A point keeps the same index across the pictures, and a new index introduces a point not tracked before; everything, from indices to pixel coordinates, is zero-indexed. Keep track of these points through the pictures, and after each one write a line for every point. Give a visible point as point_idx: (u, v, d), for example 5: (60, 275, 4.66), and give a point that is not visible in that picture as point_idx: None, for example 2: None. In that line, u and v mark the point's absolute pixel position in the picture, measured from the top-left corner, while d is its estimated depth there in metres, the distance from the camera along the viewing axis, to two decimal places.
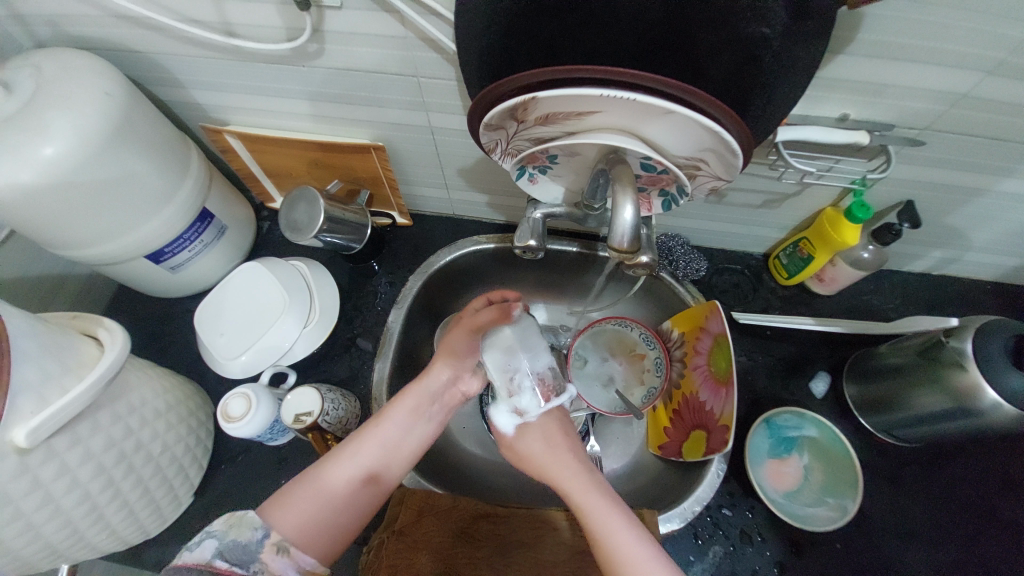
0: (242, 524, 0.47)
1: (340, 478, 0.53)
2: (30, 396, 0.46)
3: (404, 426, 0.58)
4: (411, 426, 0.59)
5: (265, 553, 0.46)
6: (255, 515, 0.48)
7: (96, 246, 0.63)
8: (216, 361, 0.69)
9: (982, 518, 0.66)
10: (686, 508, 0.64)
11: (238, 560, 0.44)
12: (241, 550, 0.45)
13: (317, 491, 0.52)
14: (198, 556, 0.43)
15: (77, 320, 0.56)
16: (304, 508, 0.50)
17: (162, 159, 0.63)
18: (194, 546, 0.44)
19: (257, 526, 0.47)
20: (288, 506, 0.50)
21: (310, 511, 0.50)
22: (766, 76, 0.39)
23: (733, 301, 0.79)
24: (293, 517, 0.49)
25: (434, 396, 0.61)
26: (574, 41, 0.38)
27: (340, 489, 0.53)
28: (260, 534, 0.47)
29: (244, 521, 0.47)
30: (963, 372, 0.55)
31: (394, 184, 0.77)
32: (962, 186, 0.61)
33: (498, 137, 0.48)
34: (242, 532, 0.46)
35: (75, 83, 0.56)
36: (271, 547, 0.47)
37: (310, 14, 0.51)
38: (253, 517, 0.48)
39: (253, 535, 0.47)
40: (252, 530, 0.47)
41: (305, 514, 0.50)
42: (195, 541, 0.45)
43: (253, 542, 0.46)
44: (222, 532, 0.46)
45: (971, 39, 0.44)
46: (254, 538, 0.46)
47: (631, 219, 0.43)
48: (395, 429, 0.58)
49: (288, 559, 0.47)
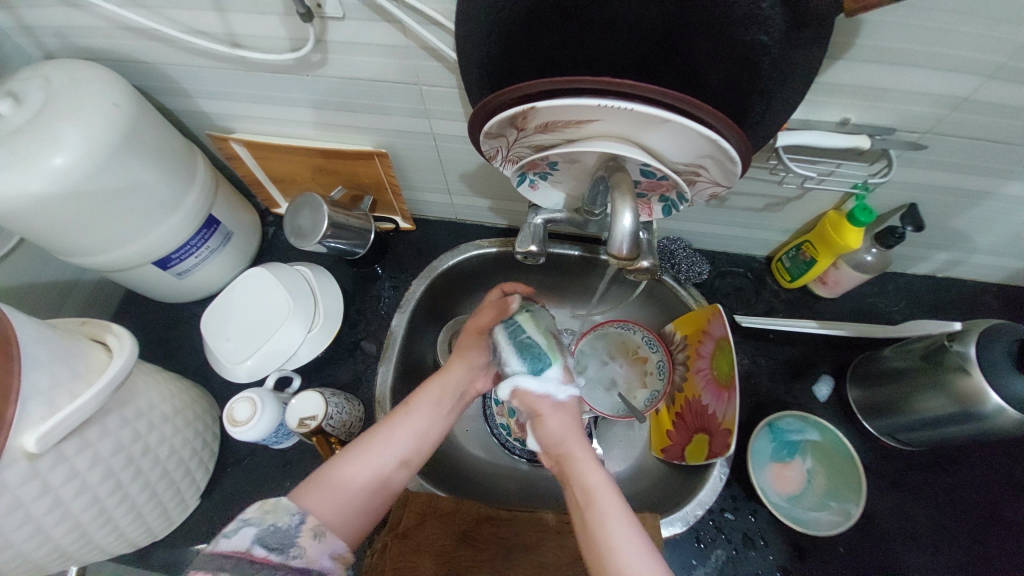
0: (277, 510, 0.47)
1: (370, 465, 0.54)
2: (40, 402, 0.47)
3: (429, 418, 0.59)
4: (434, 419, 0.59)
5: (302, 538, 0.46)
6: (290, 501, 0.48)
7: (105, 253, 0.64)
8: (222, 366, 0.70)
9: (987, 520, 0.65)
10: (689, 512, 0.64)
11: (277, 546, 0.44)
12: (280, 535, 0.45)
13: (346, 479, 0.52)
14: (237, 543, 0.43)
15: (86, 325, 0.57)
16: (336, 495, 0.50)
17: (169, 167, 0.64)
18: (231, 534, 0.44)
19: (293, 512, 0.47)
20: (318, 492, 0.50)
21: (342, 499, 0.51)
22: (764, 84, 0.40)
23: (736, 304, 0.79)
24: (326, 503, 0.49)
25: (455, 391, 0.62)
26: (573, 51, 0.39)
27: (371, 476, 0.53)
28: (297, 520, 0.47)
29: (279, 507, 0.47)
30: (966, 375, 0.55)
31: (397, 189, 0.78)
32: (966, 190, 0.60)
33: (498, 144, 0.48)
34: (278, 518, 0.46)
35: (84, 93, 0.57)
36: (308, 532, 0.47)
37: (313, 25, 0.52)
38: (288, 504, 0.48)
39: (290, 521, 0.47)
40: (288, 516, 0.47)
41: (335, 502, 0.50)
42: (231, 528, 0.44)
43: (291, 528, 0.46)
44: (258, 519, 0.46)
45: (970, 44, 0.44)
46: (292, 524, 0.46)
47: (630, 226, 0.43)
48: (422, 420, 0.58)
49: (323, 544, 0.47)
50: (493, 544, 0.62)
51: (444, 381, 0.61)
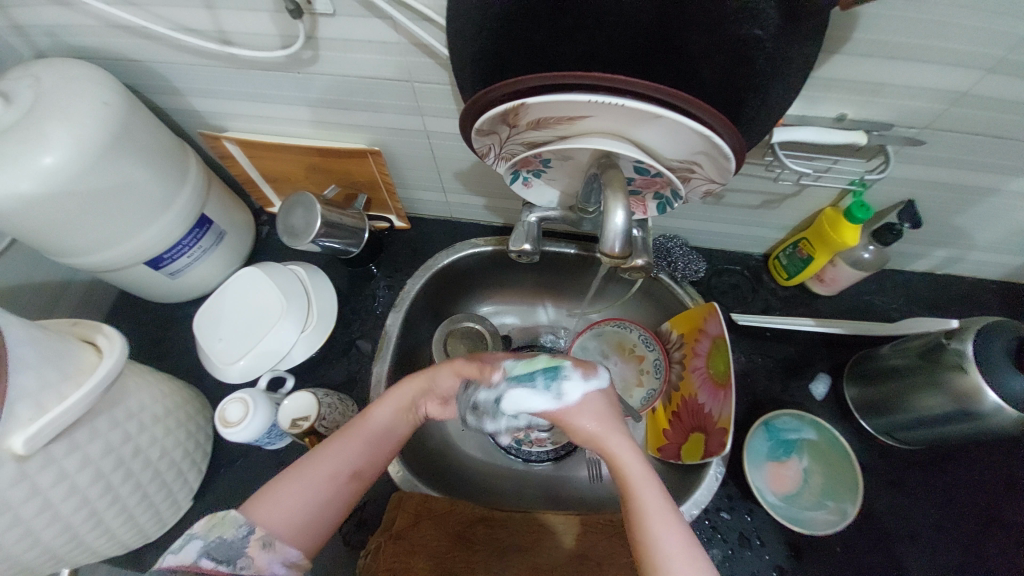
0: (224, 522, 0.47)
1: (323, 472, 0.52)
2: (29, 404, 0.47)
3: (389, 424, 0.58)
4: (391, 424, 0.58)
5: (250, 549, 0.46)
6: (238, 513, 0.48)
7: (96, 253, 0.64)
8: (215, 366, 0.70)
9: (985, 519, 0.65)
10: (684, 511, 0.64)
11: (223, 557, 0.44)
12: (227, 546, 0.45)
13: (303, 485, 0.51)
14: (183, 558, 0.44)
15: (77, 326, 0.57)
16: (291, 501, 0.50)
17: (161, 165, 0.64)
18: (179, 549, 0.45)
19: (240, 523, 0.47)
20: (271, 501, 0.49)
21: (298, 506, 0.50)
22: (759, 78, 0.39)
23: (733, 302, 0.79)
24: (278, 511, 0.49)
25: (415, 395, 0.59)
26: (566, 45, 0.38)
27: (325, 483, 0.52)
28: (244, 532, 0.47)
29: (226, 518, 0.47)
30: (963, 374, 0.55)
31: (391, 188, 0.77)
32: (965, 186, 0.60)
33: (490, 141, 0.48)
34: (226, 530, 0.46)
35: (73, 93, 0.56)
36: (257, 543, 0.46)
37: (303, 21, 0.52)
38: (235, 515, 0.47)
39: (237, 532, 0.46)
40: (236, 527, 0.47)
41: (293, 509, 0.50)
42: (179, 543, 0.45)
43: (238, 539, 0.46)
44: (205, 533, 0.46)
45: (969, 38, 0.43)
46: (237, 535, 0.46)
47: (622, 225, 0.43)
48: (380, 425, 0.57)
49: (273, 552, 0.46)
50: (488, 545, 0.62)
51: (406, 392, 0.59)
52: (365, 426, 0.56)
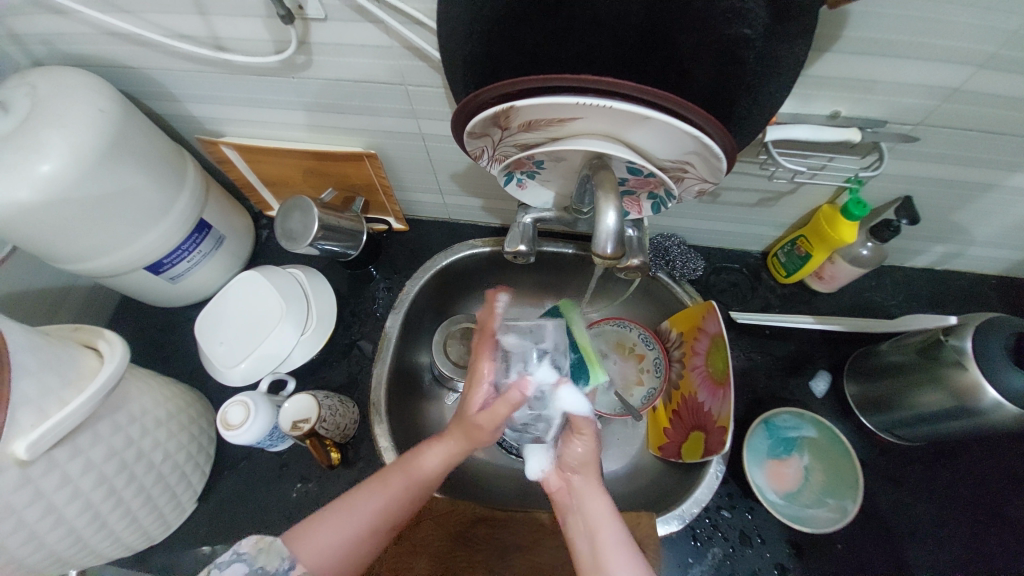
0: (270, 551, 0.49)
1: (363, 520, 0.51)
2: (30, 409, 0.47)
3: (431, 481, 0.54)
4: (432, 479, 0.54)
5: None
6: (282, 544, 0.49)
7: (97, 260, 0.64)
8: (216, 370, 0.70)
9: (987, 515, 0.65)
10: (684, 509, 0.64)
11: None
12: None
13: (340, 524, 0.50)
14: None
15: (78, 331, 0.57)
16: (329, 542, 0.49)
17: (159, 171, 0.64)
18: (225, 567, 0.48)
19: (284, 557, 0.48)
20: (310, 537, 0.49)
21: (340, 550, 0.49)
22: (749, 78, 0.39)
23: (731, 300, 0.78)
24: (320, 549, 0.49)
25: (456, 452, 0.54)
26: (555, 48, 0.38)
27: (363, 530, 0.51)
28: (285, 565, 0.48)
29: (272, 547, 0.49)
30: (963, 371, 0.55)
31: (389, 190, 0.78)
32: (962, 181, 0.60)
33: (483, 143, 0.48)
34: (270, 560, 0.48)
35: (71, 100, 0.57)
36: None
37: (295, 27, 0.52)
38: (280, 546, 0.49)
39: (279, 565, 0.48)
40: (279, 560, 0.48)
41: (337, 549, 0.49)
42: (226, 559, 0.48)
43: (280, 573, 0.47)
44: (251, 556, 0.48)
45: (961, 34, 0.43)
46: (279, 568, 0.48)
47: (615, 225, 0.43)
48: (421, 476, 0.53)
49: None
50: (489, 545, 0.62)
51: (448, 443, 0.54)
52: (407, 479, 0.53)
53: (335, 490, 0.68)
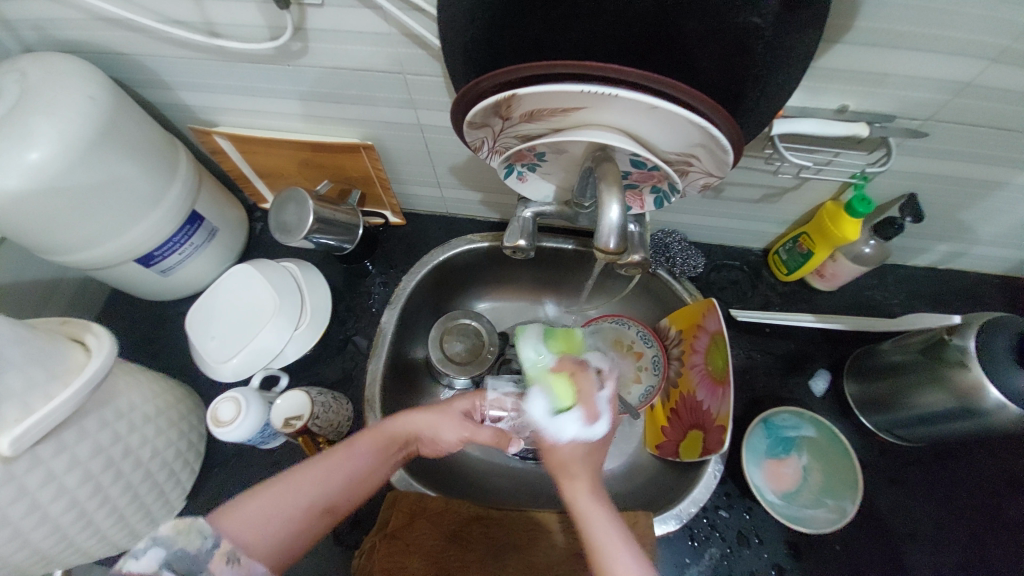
0: (190, 531, 0.42)
1: (301, 498, 0.49)
2: (14, 404, 0.46)
3: (370, 467, 0.54)
4: (375, 465, 0.55)
5: (214, 564, 0.42)
6: (205, 521, 0.44)
7: (85, 251, 0.63)
8: (207, 364, 0.69)
9: (986, 516, 0.64)
10: (682, 509, 0.63)
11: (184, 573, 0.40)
12: (189, 561, 0.41)
13: (273, 500, 0.48)
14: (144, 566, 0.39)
15: (66, 324, 0.56)
16: (262, 516, 0.47)
17: (150, 161, 0.63)
18: (138, 556, 0.40)
19: (207, 535, 0.43)
20: (240, 511, 0.47)
21: (271, 522, 0.47)
22: (758, 69, 0.38)
23: (732, 298, 0.78)
24: (249, 523, 0.46)
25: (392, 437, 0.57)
26: (559, 36, 0.37)
27: (299, 509, 0.49)
28: (210, 544, 0.43)
29: (193, 526, 0.43)
30: (966, 370, 0.54)
31: (386, 183, 0.76)
32: (967, 179, 0.59)
33: (483, 134, 0.47)
34: (191, 540, 0.42)
35: (61, 86, 0.55)
36: (221, 557, 0.43)
37: (291, 12, 0.50)
38: (202, 524, 0.43)
39: (203, 544, 0.42)
40: (203, 538, 0.43)
41: (264, 520, 0.47)
42: (140, 548, 0.40)
43: (202, 552, 0.42)
44: (169, 538, 0.41)
45: (972, 27, 0.42)
46: (203, 548, 0.42)
47: (617, 219, 0.42)
48: (362, 462, 0.54)
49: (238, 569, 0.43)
50: (484, 544, 0.62)
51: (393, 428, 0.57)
52: (347, 461, 0.53)
53: None
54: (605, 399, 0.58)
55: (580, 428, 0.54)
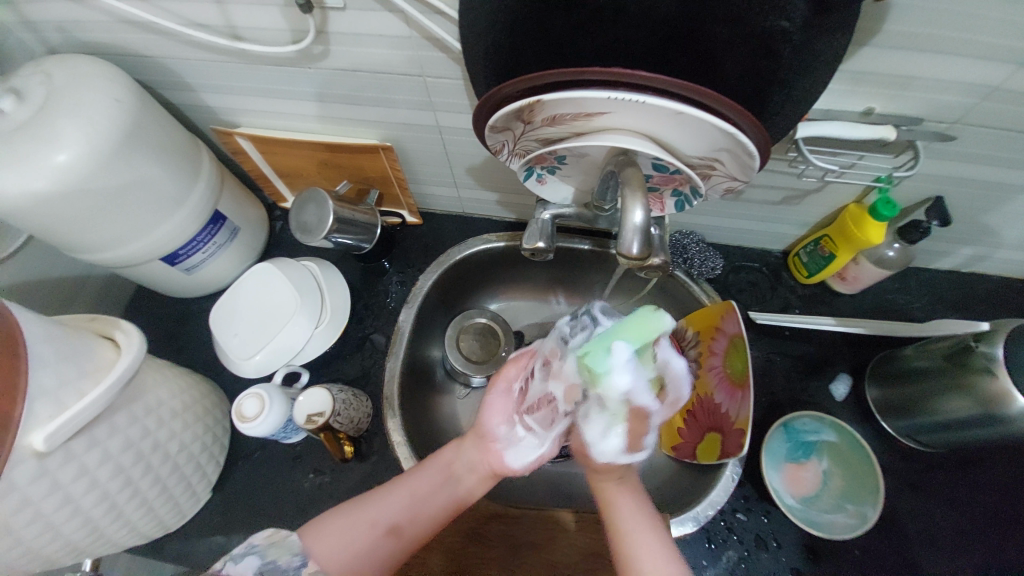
0: (283, 546, 0.49)
1: (367, 519, 0.53)
2: (47, 401, 0.47)
3: (434, 487, 0.57)
4: (440, 484, 0.57)
5: None
6: (296, 539, 0.50)
7: (111, 251, 0.64)
8: (230, 362, 0.70)
9: (1009, 524, 0.63)
10: (699, 511, 0.63)
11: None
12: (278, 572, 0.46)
13: (344, 523, 0.52)
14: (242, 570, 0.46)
15: (95, 322, 0.57)
16: (334, 539, 0.50)
17: (174, 162, 0.64)
18: (239, 559, 0.47)
19: (296, 552, 0.49)
20: (317, 533, 0.51)
21: (342, 543, 0.50)
22: (784, 72, 0.37)
23: (750, 301, 0.77)
24: (325, 545, 0.50)
25: (465, 460, 0.60)
26: (582, 39, 0.36)
27: (367, 529, 0.52)
28: (298, 561, 0.48)
29: (286, 543, 0.50)
30: (991, 378, 0.54)
31: (403, 183, 0.77)
32: (996, 183, 0.58)
33: (504, 138, 0.47)
34: (282, 555, 0.48)
35: (88, 89, 0.56)
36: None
37: (313, 16, 0.51)
38: (294, 542, 0.50)
39: (292, 560, 0.48)
40: (292, 555, 0.48)
41: (336, 538, 0.51)
42: (240, 553, 0.48)
43: (291, 568, 0.47)
44: (264, 550, 0.48)
45: (1002, 30, 0.41)
46: (291, 564, 0.47)
47: (642, 222, 0.42)
48: (426, 481, 0.57)
49: None
50: (501, 542, 0.62)
51: (464, 447, 0.61)
52: (413, 480, 0.57)
53: (348, 484, 0.68)
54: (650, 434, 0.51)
55: (621, 450, 0.50)
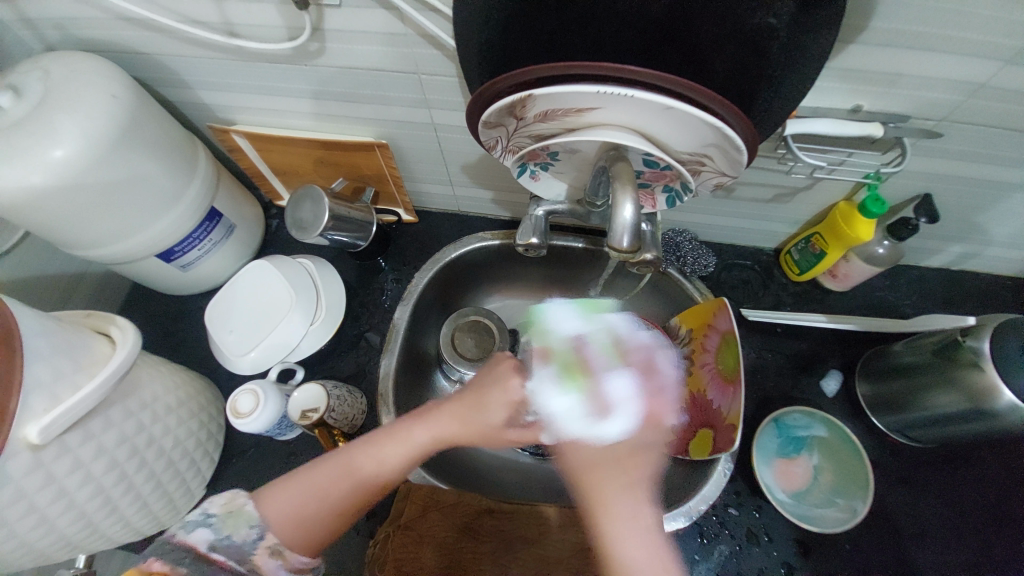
0: (239, 517, 0.48)
1: (315, 495, 0.50)
2: (42, 394, 0.47)
3: (390, 464, 0.52)
4: (399, 459, 0.53)
5: (259, 555, 0.47)
6: (253, 510, 0.49)
7: (108, 247, 0.64)
8: (225, 358, 0.70)
9: (997, 519, 0.64)
10: (692, 506, 0.63)
11: (229, 557, 0.46)
12: (234, 547, 0.47)
13: (297, 496, 0.50)
14: (194, 541, 0.46)
15: (91, 318, 0.58)
16: (286, 513, 0.50)
17: (171, 160, 0.64)
18: (190, 529, 0.47)
19: (253, 525, 0.48)
20: (274, 504, 0.50)
21: (290, 518, 0.49)
22: (771, 69, 0.38)
23: (743, 298, 0.78)
24: (278, 520, 0.49)
25: (431, 434, 0.53)
26: (574, 37, 0.37)
27: (316, 504, 0.50)
28: (255, 535, 0.48)
29: (242, 514, 0.49)
30: (980, 371, 0.54)
31: (399, 181, 0.77)
32: (984, 180, 0.58)
33: (498, 134, 0.47)
34: (238, 529, 0.48)
35: (85, 85, 0.56)
36: (266, 549, 0.48)
37: (309, 13, 0.51)
38: (251, 513, 0.49)
39: (248, 534, 0.48)
40: (249, 527, 0.48)
41: (291, 517, 0.49)
42: (194, 520, 0.47)
43: (247, 542, 0.48)
44: (218, 521, 0.48)
45: (987, 27, 0.42)
46: (248, 539, 0.48)
47: (631, 218, 0.42)
48: (383, 456, 0.52)
49: (281, 560, 0.48)
50: (494, 537, 0.62)
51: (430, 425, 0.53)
52: (363, 459, 0.52)
53: None
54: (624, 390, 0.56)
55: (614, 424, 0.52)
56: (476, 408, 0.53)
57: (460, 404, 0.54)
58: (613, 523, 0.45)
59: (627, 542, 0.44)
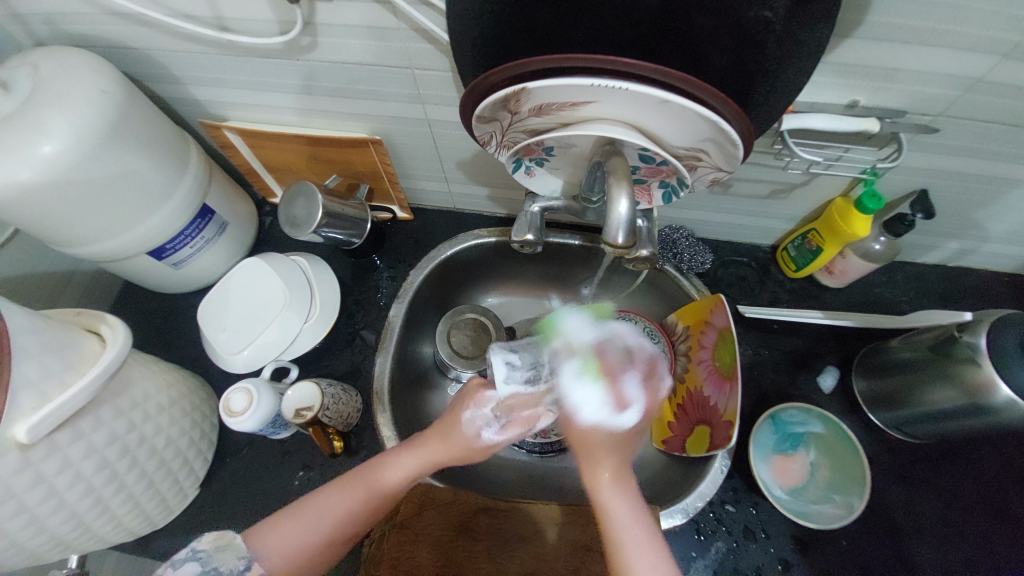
0: (229, 549, 0.49)
1: (319, 523, 0.52)
2: (31, 392, 0.46)
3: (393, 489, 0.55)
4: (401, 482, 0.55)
5: None
6: (242, 542, 0.50)
7: (98, 244, 0.64)
8: (218, 356, 0.70)
9: (993, 514, 0.64)
10: (689, 503, 0.63)
11: None
12: None
13: (300, 526, 0.52)
14: (181, 575, 0.46)
15: (81, 316, 0.57)
16: (289, 543, 0.51)
17: (162, 157, 0.63)
18: (180, 565, 0.47)
19: (241, 556, 0.49)
20: (274, 534, 0.51)
21: (293, 549, 0.51)
22: (768, 63, 0.37)
23: (739, 295, 0.77)
24: (281, 550, 0.50)
25: (430, 454, 0.56)
26: (569, 29, 0.37)
27: (320, 533, 0.52)
28: (243, 566, 0.48)
29: (232, 545, 0.50)
30: (975, 367, 0.54)
31: (394, 177, 0.77)
32: (981, 175, 0.58)
33: (492, 129, 0.47)
34: (227, 559, 0.48)
35: (73, 81, 0.56)
36: None
37: (301, 7, 0.51)
38: (240, 544, 0.50)
39: (236, 564, 0.48)
40: (237, 558, 0.49)
41: (295, 548, 0.51)
42: (182, 557, 0.48)
43: (234, 573, 0.48)
44: (207, 553, 0.48)
45: (985, 21, 0.42)
46: (235, 569, 0.48)
47: (626, 213, 0.42)
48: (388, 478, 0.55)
49: None
50: (491, 535, 0.62)
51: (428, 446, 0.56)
52: (367, 484, 0.54)
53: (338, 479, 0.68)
54: (636, 389, 0.56)
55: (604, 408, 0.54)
56: (451, 430, 0.56)
57: (438, 428, 0.57)
58: (608, 500, 0.51)
59: (630, 543, 0.48)
